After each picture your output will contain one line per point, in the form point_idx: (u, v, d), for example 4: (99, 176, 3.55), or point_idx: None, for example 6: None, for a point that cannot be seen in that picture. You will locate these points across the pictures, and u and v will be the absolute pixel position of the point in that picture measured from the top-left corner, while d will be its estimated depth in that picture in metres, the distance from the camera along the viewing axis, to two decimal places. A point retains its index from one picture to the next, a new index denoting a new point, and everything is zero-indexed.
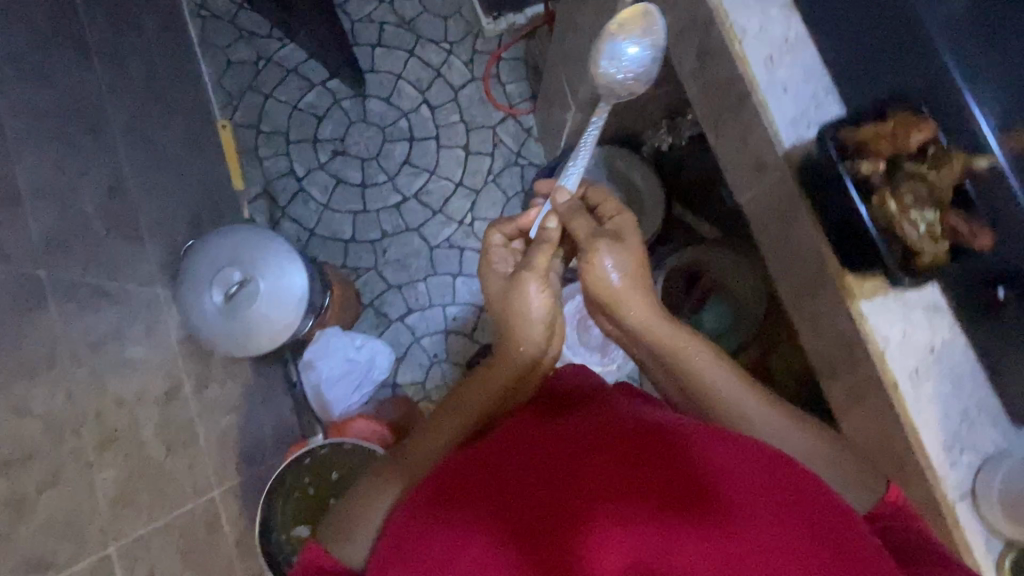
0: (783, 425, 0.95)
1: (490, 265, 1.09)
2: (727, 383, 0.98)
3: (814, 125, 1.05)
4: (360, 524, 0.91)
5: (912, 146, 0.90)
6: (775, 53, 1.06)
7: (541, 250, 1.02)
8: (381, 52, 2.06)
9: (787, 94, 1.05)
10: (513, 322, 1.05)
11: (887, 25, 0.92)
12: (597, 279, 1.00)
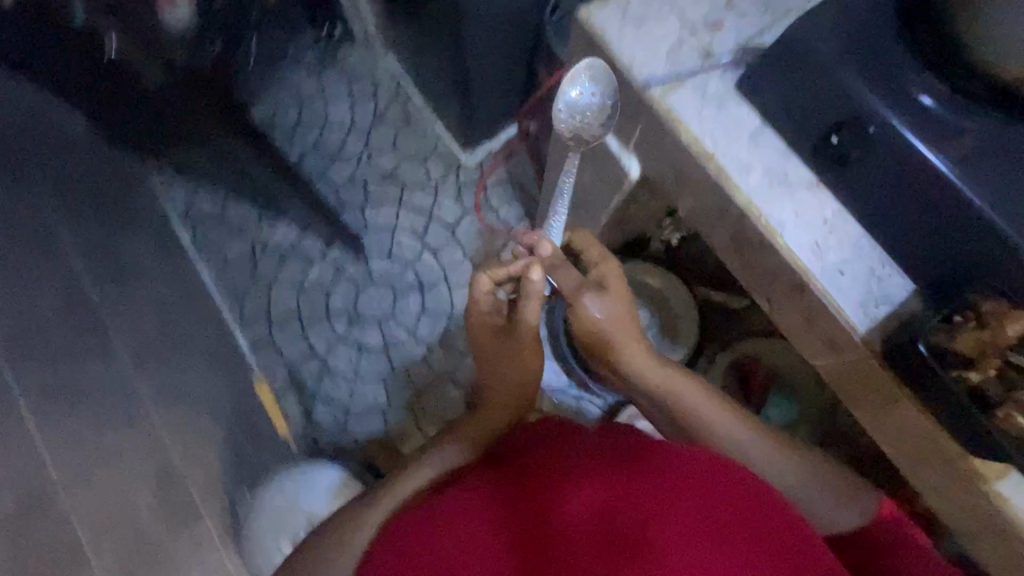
0: (779, 458, 0.89)
1: (466, 310, 0.93)
2: (738, 435, 0.90)
3: (888, 302, 0.70)
4: (355, 532, 0.87)
5: (1011, 339, 0.60)
6: (819, 231, 0.72)
7: (531, 305, 0.86)
8: (371, 209, 1.78)
9: (846, 272, 0.71)
10: (491, 343, 0.95)
11: (925, 174, 0.64)
12: (586, 322, 0.93)
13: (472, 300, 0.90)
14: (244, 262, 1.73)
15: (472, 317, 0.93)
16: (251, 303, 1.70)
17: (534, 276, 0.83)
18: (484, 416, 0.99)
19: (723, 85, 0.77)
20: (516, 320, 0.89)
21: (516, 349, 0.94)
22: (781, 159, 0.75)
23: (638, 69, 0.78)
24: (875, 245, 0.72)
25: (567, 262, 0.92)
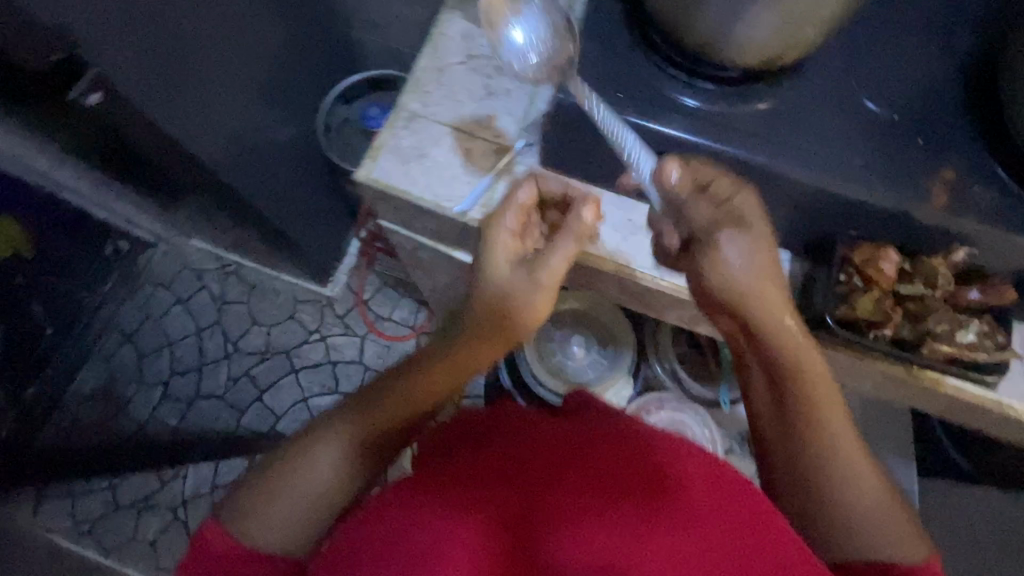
0: (855, 451, 0.61)
1: (504, 220, 0.65)
2: (834, 421, 0.61)
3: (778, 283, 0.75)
4: (267, 528, 0.61)
5: (894, 277, 0.66)
6: None
7: (563, 245, 0.63)
8: (268, 389, 1.56)
9: None
10: (507, 323, 0.65)
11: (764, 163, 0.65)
12: (714, 270, 0.61)
13: (492, 224, 0.65)
14: (156, 504, 1.47)
15: (485, 258, 0.65)
16: (167, 504, 1.47)
17: (584, 211, 0.64)
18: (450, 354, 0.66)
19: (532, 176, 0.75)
20: (537, 261, 0.64)
21: (520, 320, 0.65)
22: (618, 211, 0.76)
23: (451, 204, 0.73)
24: None
25: (710, 187, 0.60)
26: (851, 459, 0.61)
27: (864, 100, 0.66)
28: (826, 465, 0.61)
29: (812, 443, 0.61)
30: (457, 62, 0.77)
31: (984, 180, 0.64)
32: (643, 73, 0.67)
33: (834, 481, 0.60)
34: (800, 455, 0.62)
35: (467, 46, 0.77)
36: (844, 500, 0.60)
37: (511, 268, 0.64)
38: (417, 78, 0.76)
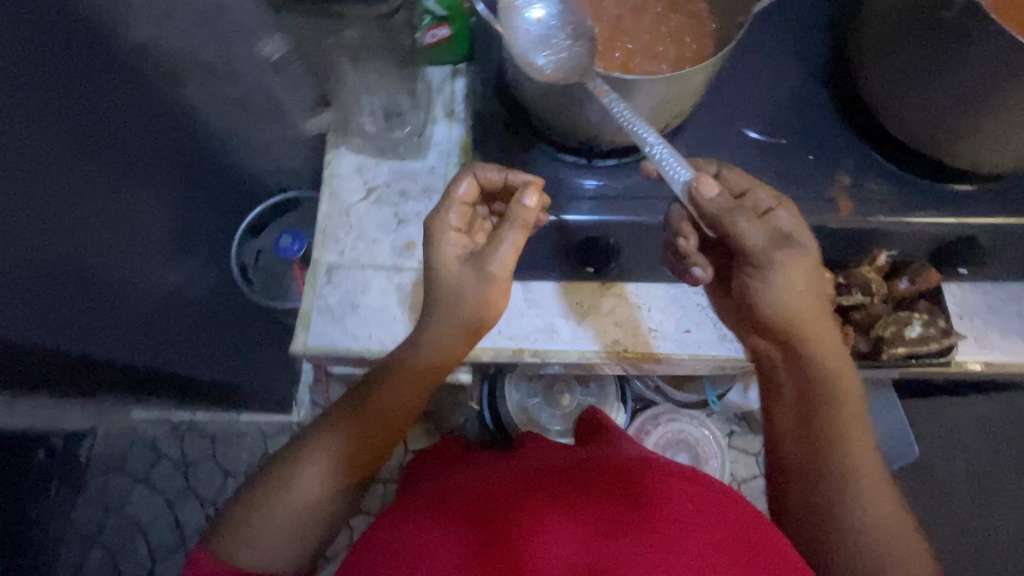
0: (874, 468, 0.58)
1: (448, 216, 0.60)
2: (858, 439, 0.58)
3: None
4: (257, 529, 0.58)
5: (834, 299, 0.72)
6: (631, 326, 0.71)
7: (509, 236, 0.56)
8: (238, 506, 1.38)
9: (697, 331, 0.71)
10: (472, 315, 0.58)
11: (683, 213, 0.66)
12: (767, 294, 0.58)
13: (440, 212, 0.60)
14: None
15: (435, 248, 0.59)
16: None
17: (527, 196, 0.57)
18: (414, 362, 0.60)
19: None
20: (483, 255, 0.57)
21: (471, 319, 0.58)
22: (560, 300, 0.72)
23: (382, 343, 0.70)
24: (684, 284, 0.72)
25: (748, 196, 0.60)
26: (872, 478, 0.57)
27: (750, 133, 0.70)
28: (847, 484, 0.57)
29: (836, 463, 0.58)
30: (360, 198, 0.75)
31: (880, 178, 0.68)
32: (544, 166, 0.68)
33: (854, 502, 0.56)
34: (828, 478, 0.58)
35: (364, 178, 0.75)
36: (864, 521, 0.56)
37: (457, 267, 0.58)
38: (325, 226, 0.73)
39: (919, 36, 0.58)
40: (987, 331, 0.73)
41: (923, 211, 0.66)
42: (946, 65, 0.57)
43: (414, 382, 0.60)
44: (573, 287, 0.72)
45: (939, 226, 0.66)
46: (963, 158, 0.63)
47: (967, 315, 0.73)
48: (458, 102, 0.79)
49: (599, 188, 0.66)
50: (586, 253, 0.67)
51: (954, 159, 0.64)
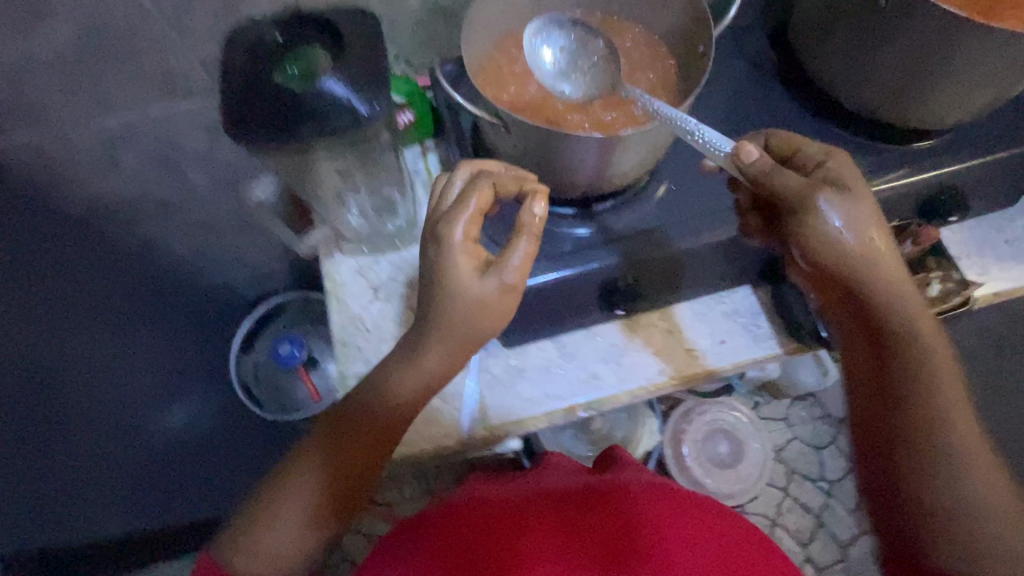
0: (956, 411, 0.57)
1: (458, 220, 0.55)
2: (939, 386, 0.57)
3: (756, 320, 0.73)
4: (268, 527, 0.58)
5: None
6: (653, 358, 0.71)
7: (518, 247, 0.54)
8: None
9: (714, 342, 0.72)
10: (485, 323, 0.56)
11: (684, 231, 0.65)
12: (825, 247, 0.56)
13: (451, 213, 0.55)
14: None
15: (450, 253, 0.54)
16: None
17: (534, 205, 0.55)
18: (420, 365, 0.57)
19: (505, 359, 0.71)
20: (498, 264, 0.55)
21: (486, 331, 0.56)
22: (595, 345, 0.71)
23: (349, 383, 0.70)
24: (705, 296, 0.74)
25: (796, 157, 0.60)
26: (952, 423, 0.56)
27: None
28: (929, 431, 0.57)
29: (915, 409, 0.57)
30: (369, 300, 0.73)
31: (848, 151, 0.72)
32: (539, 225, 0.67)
33: (937, 446, 0.56)
34: (911, 426, 0.57)
35: (367, 279, 0.74)
36: (946, 462, 0.56)
37: (478, 276, 0.54)
38: (343, 338, 0.71)
39: (862, 20, 0.62)
40: (986, 265, 0.76)
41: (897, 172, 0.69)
42: (889, 39, 0.60)
43: (420, 392, 0.58)
44: (587, 335, 0.72)
45: (914, 182, 0.69)
46: (923, 118, 0.67)
47: (964, 255, 0.76)
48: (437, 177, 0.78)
49: (598, 232, 0.66)
50: (609, 299, 0.68)
51: (915, 122, 0.68)
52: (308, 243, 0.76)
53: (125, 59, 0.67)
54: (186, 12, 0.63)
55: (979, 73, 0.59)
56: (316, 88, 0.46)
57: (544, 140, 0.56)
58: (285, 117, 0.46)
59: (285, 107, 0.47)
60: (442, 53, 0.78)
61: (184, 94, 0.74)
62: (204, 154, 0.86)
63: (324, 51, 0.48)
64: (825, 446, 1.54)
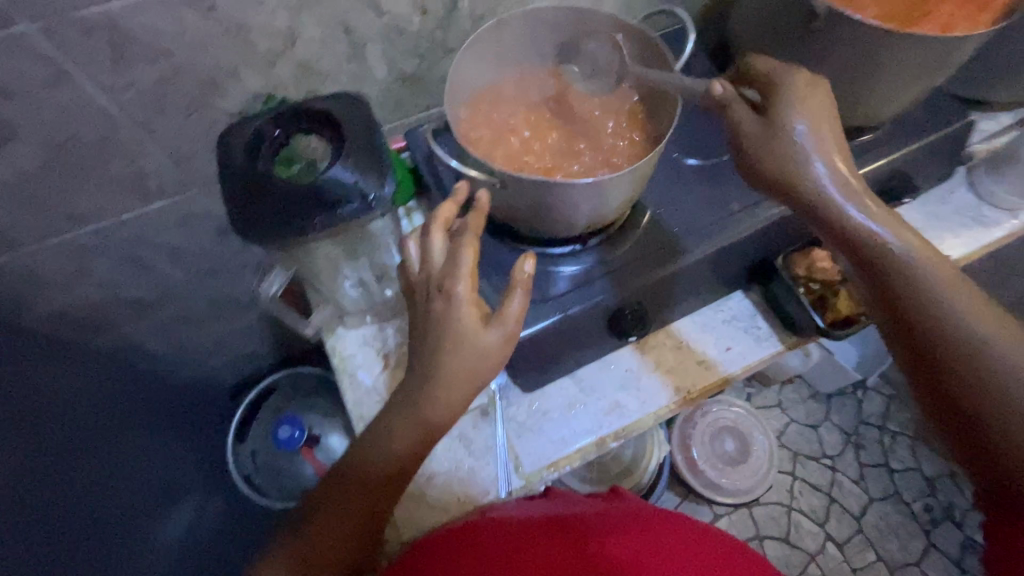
0: (969, 301, 0.52)
1: (458, 279, 0.52)
2: (940, 278, 0.53)
3: (753, 322, 0.77)
4: None
5: None
6: (667, 377, 0.73)
7: (517, 296, 0.53)
8: None
9: (719, 349, 0.75)
10: (489, 373, 0.54)
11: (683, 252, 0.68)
12: (782, 153, 0.55)
13: (450, 269, 0.52)
14: None
15: (454, 307, 0.52)
16: None
17: (525, 261, 0.52)
18: (422, 416, 0.54)
19: (527, 404, 0.72)
20: (498, 316, 0.53)
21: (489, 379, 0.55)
22: (611, 374, 0.73)
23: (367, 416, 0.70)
24: (703, 308, 0.77)
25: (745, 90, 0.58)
26: (969, 313, 0.52)
27: (682, 159, 0.73)
28: (945, 327, 0.52)
29: (925, 309, 0.53)
30: (381, 369, 0.72)
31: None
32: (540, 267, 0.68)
33: (960, 337, 0.52)
34: (927, 327, 0.53)
35: (375, 348, 0.73)
36: (979, 352, 0.51)
37: (484, 329, 0.52)
38: (360, 412, 0.70)
39: (796, 40, 0.66)
40: (942, 236, 0.83)
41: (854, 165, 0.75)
42: (816, 56, 0.65)
43: (428, 439, 0.55)
44: (601, 367, 0.74)
45: (869, 173, 0.76)
46: (863, 115, 0.72)
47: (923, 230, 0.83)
48: None
49: (597, 265, 0.68)
50: (619, 327, 0.69)
51: (855, 120, 0.73)
52: (309, 321, 0.73)
53: (95, 168, 0.65)
54: (159, 114, 0.62)
55: (907, 73, 0.64)
56: (316, 180, 0.46)
57: (537, 191, 0.56)
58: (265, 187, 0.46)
59: (287, 203, 0.46)
60: (411, 115, 0.79)
61: (157, 193, 0.72)
62: (180, 248, 0.83)
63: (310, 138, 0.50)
64: (820, 423, 1.58)
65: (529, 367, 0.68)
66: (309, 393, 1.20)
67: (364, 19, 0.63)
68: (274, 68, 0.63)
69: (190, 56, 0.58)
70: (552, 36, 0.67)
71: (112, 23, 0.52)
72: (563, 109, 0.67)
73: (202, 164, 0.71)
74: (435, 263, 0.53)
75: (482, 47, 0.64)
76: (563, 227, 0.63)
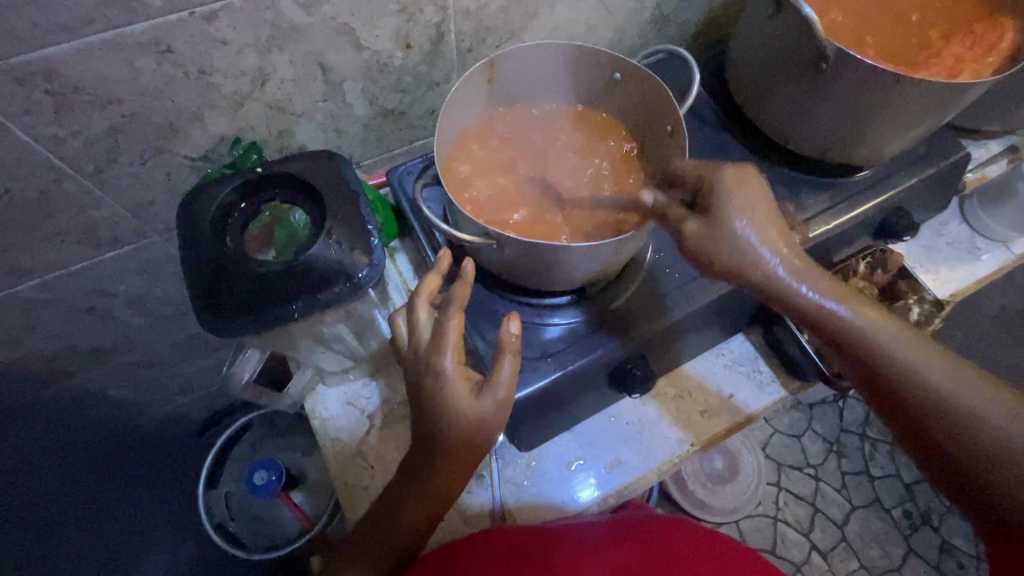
0: (973, 384, 0.45)
1: (444, 354, 0.47)
2: (934, 364, 0.46)
3: (755, 366, 0.75)
4: None
5: None
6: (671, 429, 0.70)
7: (506, 363, 0.48)
8: None
9: (723, 395, 0.72)
10: (484, 441, 0.49)
11: (690, 299, 0.64)
12: (734, 251, 0.49)
13: (435, 346, 0.48)
14: None
15: (443, 383, 0.47)
16: None
17: (510, 326, 0.48)
18: (428, 490, 0.52)
19: (525, 463, 0.68)
20: (489, 382, 0.48)
21: (487, 446, 0.50)
22: (612, 427, 0.70)
23: (355, 486, 0.64)
24: (703, 353, 0.75)
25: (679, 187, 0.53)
26: (982, 400, 0.45)
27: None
28: (959, 424, 0.45)
29: (929, 402, 0.46)
30: (367, 430, 0.66)
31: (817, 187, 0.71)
32: (538, 320, 0.63)
33: (978, 432, 0.44)
34: (938, 423, 0.45)
35: (361, 408, 0.67)
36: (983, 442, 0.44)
37: (475, 400, 0.47)
38: (345, 480, 0.64)
39: (802, 81, 0.61)
40: (937, 269, 0.81)
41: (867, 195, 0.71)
42: (814, 97, 0.61)
43: (427, 507, 0.52)
44: (601, 419, 0.71)
45: (880, 205, 0.72)
46: (865, 158, 0.67)
47: (918, 264, 0.81)
48: (413, 282, 0.72)
49: (597, 315, 0.64)
50: (623, 383, 0.65)
51: (857, 162, 0.68)
52: (287, 390, 0.65)
53: (38, 221, 0.58)
54: (111, 163, 0.56)
55: (918, 118, 0.59)
56: (296, 261, 0.47)
57: (536, 253, 0.52)
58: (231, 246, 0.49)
59: (268, 282, 0.46)
60: (393, 150, 0.73)
61: (113, 242, 0.65)
62: (140, 295, 0.76)
63: (284, 206, 0.53)
64: (802, 433, 1.43)
65: (526, 426, 0.63)
66: (282, 430, 1.11)
67: (341, 56, 0.58)
68: (242, 110, 0.57)
69: (146, 102, 0.52)
70: (551, 81, 0.64)
71: (51, 72, 0.46)
72: (562, 157, 0.63)
73: (163, 210, 0.64)
74: (423, 337, 0.50)
75: (471, 88, 0.59)
76: (563, 281, 0.58)
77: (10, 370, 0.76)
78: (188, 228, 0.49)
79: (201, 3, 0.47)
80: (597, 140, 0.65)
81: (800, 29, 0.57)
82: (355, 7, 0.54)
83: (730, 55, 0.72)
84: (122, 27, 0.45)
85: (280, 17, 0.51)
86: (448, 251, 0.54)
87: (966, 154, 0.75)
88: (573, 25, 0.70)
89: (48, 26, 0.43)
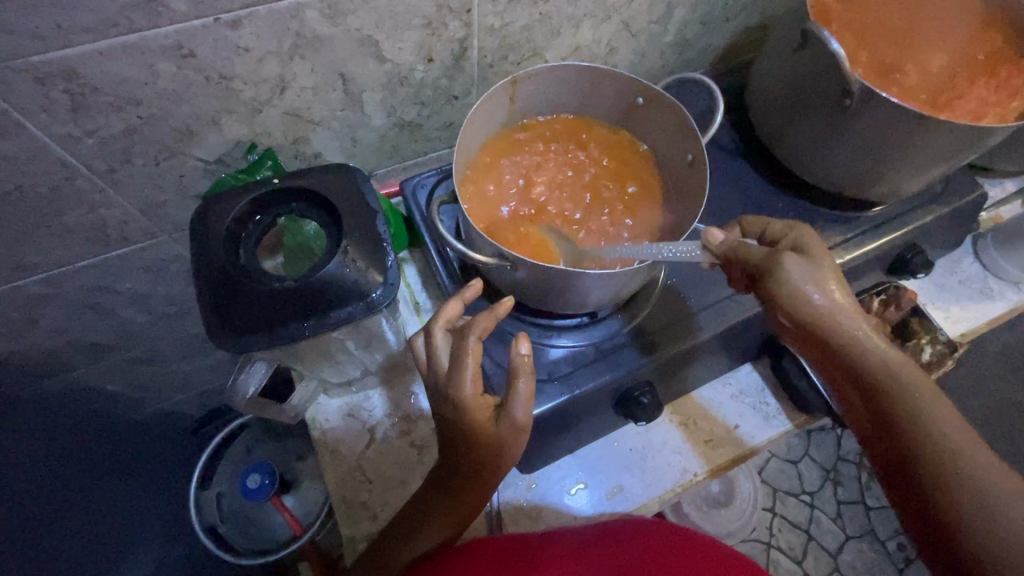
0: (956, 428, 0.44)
1: (461, 382, 0.45)
2: (940, 415, 0.45)
3: (761, 396, 0.74)
4: None
5: None
6: (677, 457, 0.69)
7: (521, 383, 0.46)
8: None
9: (730, 422, 0.72)
10: (500, 463, 0.47)
11: (698, 325, 0.63)
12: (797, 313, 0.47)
13: (453, 373, 0.46)
14: None
15: (461, 410, 0.45)
16: None
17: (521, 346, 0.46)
18: (444, 507, 0.51)
19: (526, 485, 0.67)
20: (507, 404, 0.46)
21: (505, 467, 0.48)
22: (616, 453, 0.69)
23: (352, 500, 0.63)
24: (711, 381, 0.74)
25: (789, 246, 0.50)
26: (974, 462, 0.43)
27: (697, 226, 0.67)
28: (956, 470, 0.43)
29: (927, 459, 0.44)
30: (368, 443, 0.65)
31: (833, 222, 0.70)
32: (545, 341, 0.62)
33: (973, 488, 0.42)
34: (928, 471, 0.44)
35: (362, 420, 0.66)
36: (945, 481, 0.43)
37: (493, 423, 0.46)
38: (343, 494, 0.63)
39: (825, 116, 0.60)
40: (949, 307, 0.80)
41: (881, 229, 0.70)
42: (837, 133, 0.61)
43: (444, 521, 0.51)
44: (608, 442, 0.70)
45: (894, 241, 0.71)
46: (884, 195, 0.66)
47: (929, 301, 0.81)
48: (421, 294, 0.71)
49: (607, 339, 0.63)
50: (629, 410, 0.63)
51: (875, 198, 0.67)
52: (289, 401, 0.63)
53: (47, 217, 0.57)
54: (124, 164, 0.55)
55: (937, 159, 0.59)
56: (310, 278, 0.47)
57: (552, 277, 0.51)
58: (247, 258, 0.49)
59: (282, 298, 0.46)
60: (408, 161, 0.73)
61: (120, 240, 0.65)
62: (144, 294, 0.75)
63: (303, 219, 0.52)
64: (799, 459, 1.41)
65: (530, 449, 0.61)
66: (278, 433, 1.09)
67: (362, 67, 0.57)
68: (259, 116, 0.57)
69: (165, 105, 0.51)
70: (581, 99, 0.63)
71: (70, 72, 0.45)
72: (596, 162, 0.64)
73: (173, 211, 0.64)
74: (441, 364, 0.48)
75: (495, 102, 0.59)
76: (572, 305, 0.57)
77: (8, 362, 0.75)
78: (201, 239, 0.49)
79: (226, 9, 0.46)
80: (592, 155, 0.64)
81: (828, 66, 0.56)
82: (381, 19, 0.53)
83: (751, 87, 0.72)
84: (145, 30, 0.45)
85: (304, 27, 0.50)
86: (476, 279, 0.52)
87: (983, 194, 0.74)
88: (596, 45, 0.70)
89: (70, 27, 0.42)
